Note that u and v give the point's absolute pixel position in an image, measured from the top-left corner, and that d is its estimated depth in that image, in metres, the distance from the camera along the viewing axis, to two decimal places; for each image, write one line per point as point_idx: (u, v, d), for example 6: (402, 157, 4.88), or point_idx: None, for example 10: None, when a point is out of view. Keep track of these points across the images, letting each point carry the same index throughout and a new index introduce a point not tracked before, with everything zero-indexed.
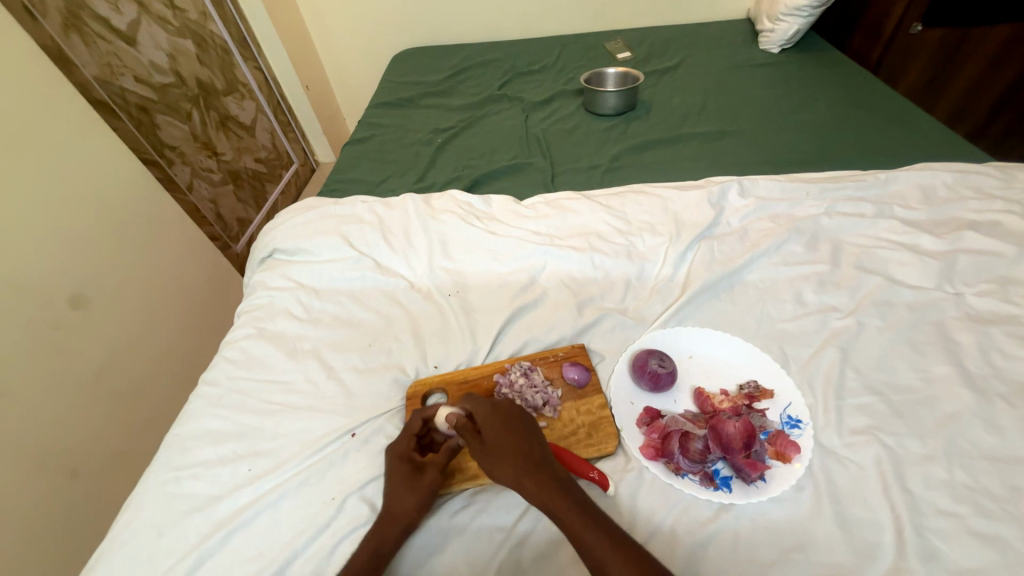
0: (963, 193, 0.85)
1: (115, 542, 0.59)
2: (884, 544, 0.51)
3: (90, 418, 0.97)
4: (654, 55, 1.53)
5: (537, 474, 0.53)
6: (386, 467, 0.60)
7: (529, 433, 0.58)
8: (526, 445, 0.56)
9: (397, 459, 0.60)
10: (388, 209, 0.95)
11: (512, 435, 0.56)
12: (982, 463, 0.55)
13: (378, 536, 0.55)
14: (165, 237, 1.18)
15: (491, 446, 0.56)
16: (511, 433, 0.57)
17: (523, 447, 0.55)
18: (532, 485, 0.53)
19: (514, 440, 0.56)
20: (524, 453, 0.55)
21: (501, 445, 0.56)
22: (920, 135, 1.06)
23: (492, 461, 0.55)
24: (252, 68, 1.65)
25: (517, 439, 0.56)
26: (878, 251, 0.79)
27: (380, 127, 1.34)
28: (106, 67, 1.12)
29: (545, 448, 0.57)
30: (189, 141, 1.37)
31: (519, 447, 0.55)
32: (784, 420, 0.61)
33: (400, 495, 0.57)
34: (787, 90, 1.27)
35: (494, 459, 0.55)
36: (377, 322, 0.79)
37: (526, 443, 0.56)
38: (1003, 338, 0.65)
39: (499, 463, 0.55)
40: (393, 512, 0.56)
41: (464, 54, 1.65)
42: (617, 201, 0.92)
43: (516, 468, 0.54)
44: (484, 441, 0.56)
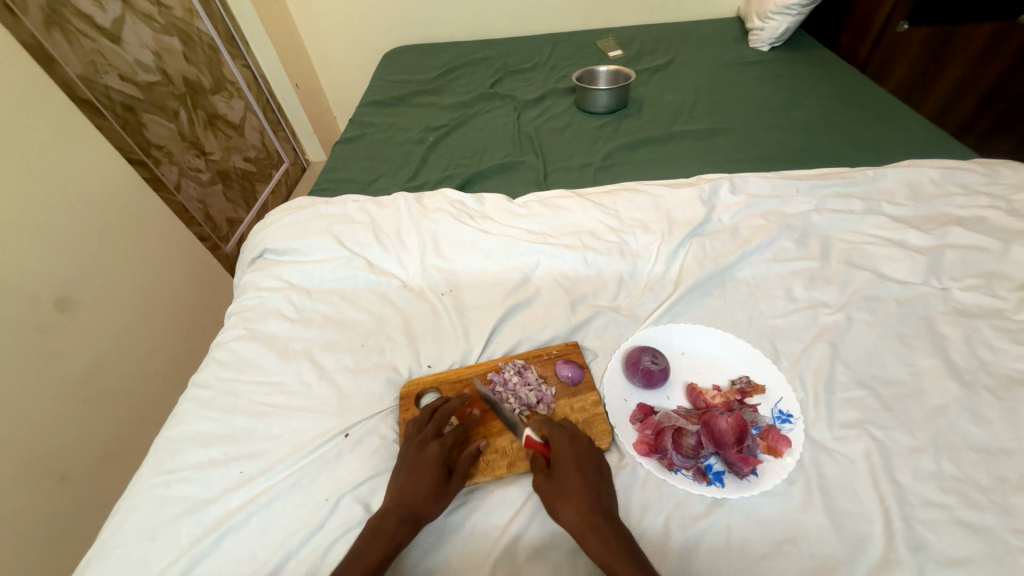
0: (949, 189, 0.87)
1: (105, 546, 0.58)
2: (874, 535, 0.51)
3: (78, 422, 0.95)
4: (645, 54, 1.53)
5: (602, 525, 0.51)
6: (416, 459, 0.58)
7: (602, 477, 0.56)
8: (599, 490, 0.54)
9: (437, 456, 0.58)
10: (380, 208, 0.94)
11: (586, 479, 0.54)
12: (969, 455, 0.56)
13: (398, 532, 0.53)
14: (152, 237, 1.16)
15: (558, 481, 0.55)
16: (585, 474, 0.55)
17: (594, 494, 0.53)
18: (596, 537, 0.50)
19: (586, 481, 0.54)
20: (596, 499, 0.53)
21: (572, 485, 0.54)
22: (906, 132, 1.07)
23: (556, 497, 0.54)
24: (240, 67, 1.62)
25: (590, 484, 0.54)
26: (866, 246, 0.80)
27: (371, 126, 1.33)
28: (90, 66, 1.10)
29: (616, 502, 0.55)
30: (177, 140, 1.36)
31: (590, 493, 0.53)
32: (776, 415, 0.62)
33: (428, 492, 0.56)
34: (776, 88, 1.28)
35: (559, 495, 0.54)
36: (370, 321, 0.79)
37: (599, 491, 0.54)
38: (989, 332, 0.66)
39: (564, 501, 0.53)
40: (416, 506, 0.55)
41: (456, 52, 1.65)
42: (609, 199, 0.92)
43: (586, 512, 0.52)
44: (554, 474, 0.55)
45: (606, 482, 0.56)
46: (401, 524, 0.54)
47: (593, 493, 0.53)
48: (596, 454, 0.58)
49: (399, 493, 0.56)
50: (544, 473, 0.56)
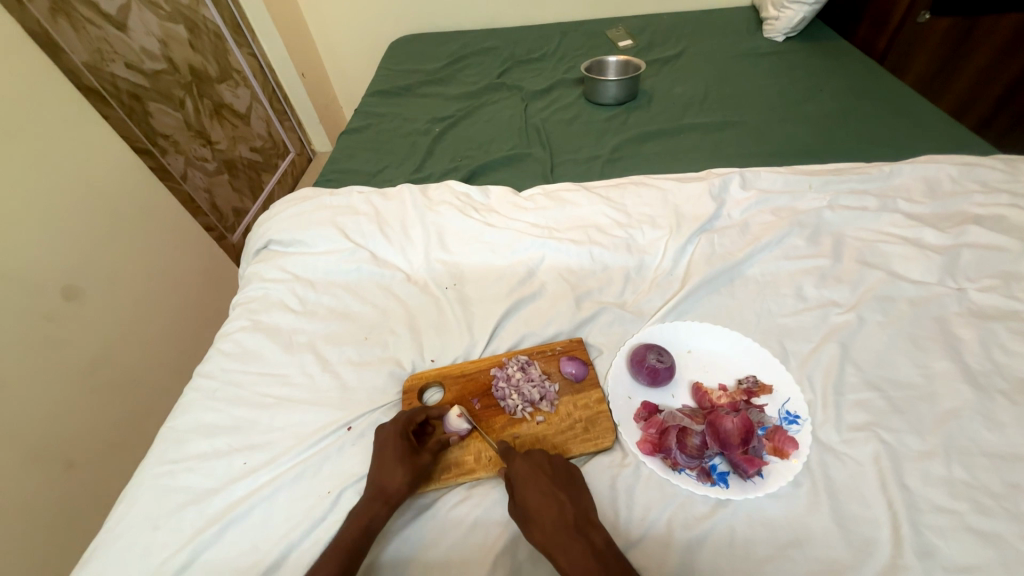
0: (968, 187, 0.84)
1: (110, 534, 0.58)
2: (881, 540, 0.50)
3: (85, 409, 0.97)
4: (656, 44, 1.50)
5: (569, 539, 0.50)
6: (378, 441, 0.60)
7: (567, 491, 0.55)
8: (563, 502, 0.53)
9: (394, 434, 0.59)
10: (384, 200, 0.93)
11: (548, 493, 0.54)
12: (981, 460, 0.54)
13: (368, 512, 0.55)
14: (156, 226, 1.16)
15: (522, 500, 0.54)
16: (546, 490, 0.54)
17: (556, 508, 0.52)
18: (562, 553, 0.49)
19: (546, 497, 0.53)
20: (558, 514, 0.52)
21: (534, 504, 0.53)
22: (925, 127, 1.04)
23: (523, 518, 0.53)
24: (245, 55, 1.61)
25: (552, 498, 0.53)
26: (880, 244, 0.78)
27: (376, 117, 1.32)
28: (96, 54, 1.09)
29: (587, 510, 0.53)
30: (183, 130, 1.35)
31: (552, 509, 0.52)
32: (783, 416, 0.61)
33: (393, 469, 0.57)
34: (791, 80, 1.25)
35: (525, 516, 0.53)
36: (373, 314, 0.79)
37: (562, 503, 0.53)
38: (1005, 334, 0.65)
39: (530, 523, 0.52)
40: (381, 485, 0.56)
41: (463, 41, 1.62)
42: (617, 193, 0.91)
43: (548, 529, 0.51)
44: (516, 495, 0.55)
45: (573, 494, 0.55)
46: (371, 502, 0.55)
47: (555, 509, 0.52)
48: (559, 467, 0.57)
49: (370, 477, 0.57)
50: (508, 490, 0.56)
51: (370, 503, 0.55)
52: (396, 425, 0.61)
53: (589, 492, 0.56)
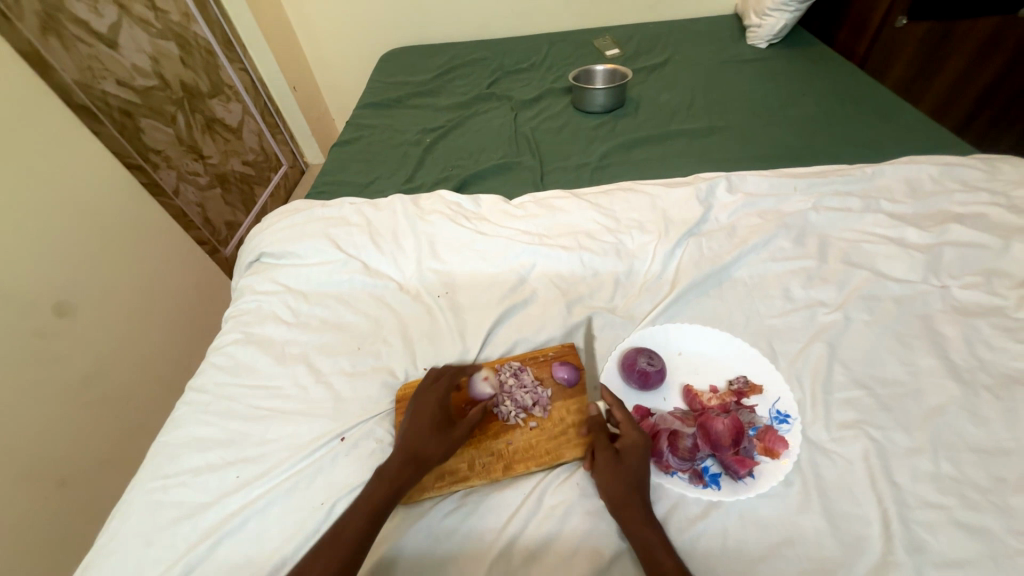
0: (948, 186, 0.86)
1: (101, 552, 0.58)
2: (872, 537, 0.51)
3: (77, 426, 0.96)
4: (642, 52, 1.53)
5: (636, 509, 0.53)
6: (416, 407, 0.63)
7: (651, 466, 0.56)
8: (631, 472, 0.55)
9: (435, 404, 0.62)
10: (376, 211, 0.94)
11: (610, 467, 0.56)
12: (968, 455, 0.55)
13: (400, 474, 0.57)
14: (148, 241, 1.16)
15: (611, 461, 0.56)
16: (638, 462, 0.55)
17: (617, 482, 0.54)
18: (624, 514, 0.53)
19: (635, 467, 0.55)
20: (626, 486, 0.54)
21: (623, 466, 0.55)
22: (906, 128, 1.06)
23: (600, 476, 0.56)
24: (237, 70, 1.63)
25: (638, 470, 0.55)
26: (864, 244, 0.79)
27: (368, 128, 1.33)
28: (87, 71, 1.10)
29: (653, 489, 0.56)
30: (174, 144, 1.36)
31: (614, 481, 0.55)
32: (773, 416, 0.61)
33: (430, 439, 0.59)
34: (774, 85, 1.27)
35: (603, 472, 0.56)
36: (366, 324, 0.79)
37: (623, 478, 0.54)
38: (989, 330, 0.66)
39: (607, 479, 0.55)
40: (417, 449, 0.59)
41: (453, 53, 1.64)
42: (605, 199, 0.92)
43: (610, 493, 0.55)
44: (609, 453, 0.57)
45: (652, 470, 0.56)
46: (403, 467, 0.57)
47: (620, 479, 0.54)
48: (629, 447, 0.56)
49: (404, 440, 0.60)
50: (601, 448, 0.58)
51: (400, 468, 0.58)
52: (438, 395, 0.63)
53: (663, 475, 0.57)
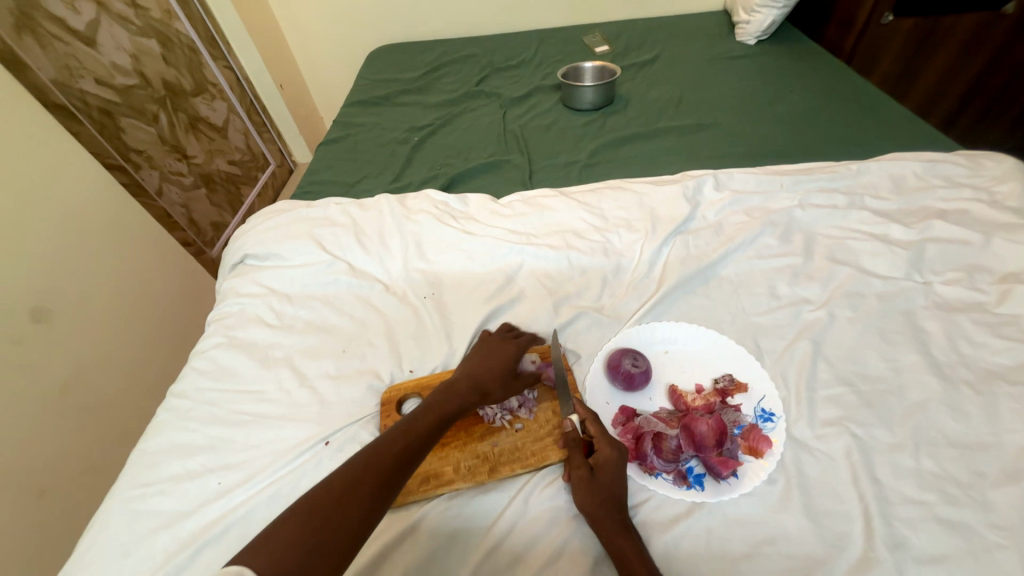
0: (932, 182, 0.86)
1: (79, 563, 0.57)
2: (853, 534, 0.51)
3: (58, 432, 0.94)
4: (632, 49, 1.53)
5: (612, 523, 0.52)
6: (491, 350, 0.67)
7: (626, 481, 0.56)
8: (607, 491, 0.54)
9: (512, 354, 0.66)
10: (362, 210, 0.93)
11: (587, 487, 0.55)
12: (948, 451, 0.56)
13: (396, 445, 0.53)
14: (129, 243, 1.14)
15: (588, 475, 0.55)
16: (611, 477, 0.55)
17: (594, 502, 0.54)
18: (601, 528, 0.52)
19: (609, 483, 0.54)
20: (600, 501, 0.53)
21: (599, 481, 0.55)
22: (891, 124, 1.07)
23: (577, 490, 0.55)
24: (221, 68, 1.60)
25: (612, 486, 0.54)
26: (849, 241, 0.79)
27: (355, 127, 1.32)
28: (64, 70, 1.08)
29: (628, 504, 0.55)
30: (157, 144, 1.34)
31: (592, 501, 0.54)
32: (758, 414, 0.61)
33: (497, 379, 0.63)
34: (762, 82, 1.28)
35: (579, 486, 0.55)
36: (352, 326, 0.78)
37: (600, 499, 0.54)
38: (970, 325, 0.66)
39: (583, 493, 0.54)
40: (482, 383, 0.62)
41: (442, 50, 1.63)
42: (593, 197, 0.92)
43: (587, 512, 0.54)
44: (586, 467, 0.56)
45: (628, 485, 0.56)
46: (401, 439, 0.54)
47: (597, 498, 0.54)
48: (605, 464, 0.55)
49: (471, 375, 0.63)
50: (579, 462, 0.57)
51: (458, 400, 0.60)
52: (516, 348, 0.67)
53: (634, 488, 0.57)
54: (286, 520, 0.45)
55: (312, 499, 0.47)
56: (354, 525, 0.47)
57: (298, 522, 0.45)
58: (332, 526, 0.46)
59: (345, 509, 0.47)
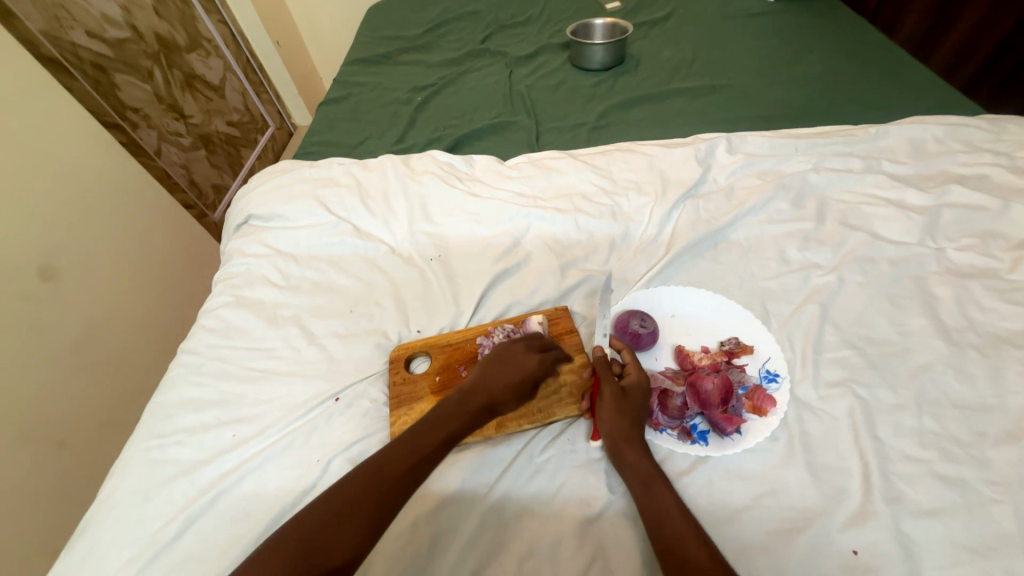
0: (952, 147, 0.84)
1: (101, 508, 0.59)
2: (852, 488, 0.53)
3: (71, 390, 0.96)
4: (644, 6, 1.45)
5: (635, 442, 0.55)
6: (499, 356, 0.62)
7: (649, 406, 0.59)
8: (635, 413, 0.57)
9: (536, 362, 0.62)
10: (366, 171, 0.92)
11: (618, 419, 0.57)
12: (950, 411, 0.56)
13: (400, 458, 0.52)
14: (129, 204, 1.12)
15: (618, 400, 0.58)
16: (637, 402, 0.58)
17: (623, 434, 0.56)
18: (626, 447, 0.55)
19: (634, 406, 0.58)
20: (624, 420, 0.57)
21: (627, 407, 0.58)
22: (913, 87, 1.03)
23: (606, 411, 0.58)
24: (216, 22, 1.54)
25: (636, 411, 0.58)
26: (863, 206, 0.78)
27: (356, 86, 1.28)
28: (54, 21, 1.02)
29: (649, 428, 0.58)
30: (153, 103, 1.30)
31: (620, 432, 0.56)
32: (763, 375, 0.62)
33: (515, 391, 0.59)
34: (780, 41, 1.22)
35: (608, 409, 0.58)
36: (358, 287, 0.78)
37: (628, 431, 0.56)
38: (980, 291, 0.66)
39: (608, 418, 0.58)
40: (493, 396, 0.58)
41: (445, 5, 1.55)
42: (602, 159, 0.90)
43: (614, 433, 0.56)
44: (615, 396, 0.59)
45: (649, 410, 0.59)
46: (405, 448, 0.53)
47: (627, 421, 0.57)
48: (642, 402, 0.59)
49: (483, 386, 0.59)
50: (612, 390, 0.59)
51: (467, 416, 0.56)
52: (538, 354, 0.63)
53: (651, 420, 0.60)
54: (280, 543, 0.45)
55: (310, 520, 0.47)
56: (352, 550, 0.45)
57: (294, 545, 0.45)
58: (324, 548, 0.45)
59: (342, 530, 0.46)
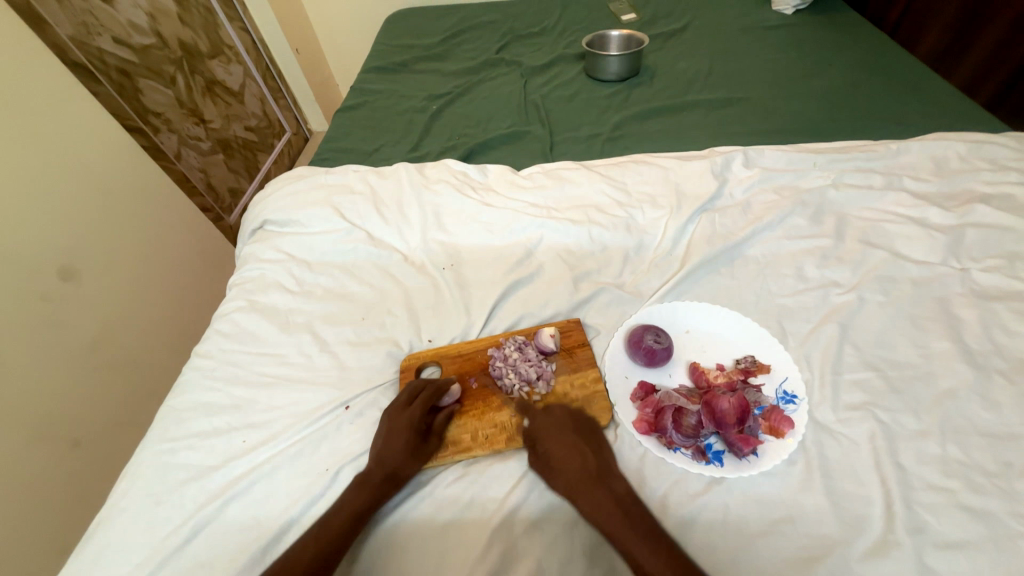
0: (976, 164, 0.82)
1: (112, 510, 0.59)
2: (873, 517, 0.51)
3: (87, 388, 0.97)
4: (660, 17, 1.46)
5: (593, 488, 0.54)
6: (387, 428, 0.60)
7: (592, 442, 0.59)
8: (579, 456, 0.57)
9: (411, 420, 0.60)
10: (380, 179, 0.92)
11: (570, 445, 0.58)
12: (976, 439, 0.55)
13: (305, 551, 0.52)
14: (150, 207, 1.15)
15: (553, 447, 0.58)
16: (573, 442, 0.58)
17: (580, 459, 0.56)
18: (585, 498, 0.53)
19: (573, 446, 0.57)
20: (574, 466, 0.56)
21: (563, 452, 0.57)
22: (934, 102, 1.01)
23: (551, 457, 0.57)
24: (237, 30, 1.57)
25: (578, 449, 0.57)
26: (884, 224, 0.76)
27: (372, 93, 1.29)
28: (82, 27, 1.05)
29: (610, 462, 0.57)
30: (174, 107, 1.32)
31: (578, 456, 0.56)
32: (780, 396, 0.61)
33: (407, 455, 0.58)
34: (797, 55, 1.21)
35: (553, 458, 0.57)
36: (370, 295, 0.78)
37: (585, 455, 0.57)
38: (1007, 314, 0.64)
39: (557, 469, 0.56)
40: (392, 469, 0.57)
41: (462, 15, 1.57)
42: (617, 171, 0.89)
43: (569, 481, 0.55)
44: (548, 444, 0.58)
45: (596, 445, 0.58)
46: (309, 544, 0.53)
47: (578, 464, 0.56)
48: (582, 422, 0.61)
49: (379, 460, 0.58)
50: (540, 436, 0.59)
51: (367, 491, 0.56)
52: (408, 409, 0.61)
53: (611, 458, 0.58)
54: None
55: None
56: None
57: None
58: None
59: None
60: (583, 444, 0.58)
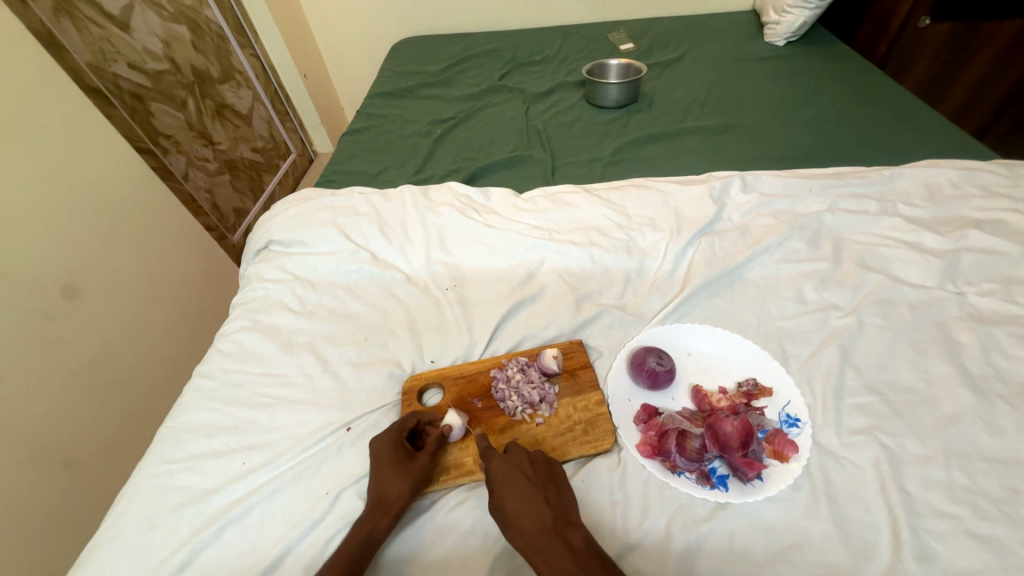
0: (968, 191, 0.84)
1: (107, 535, 0.58)
2: (880, 545, 0.50)
3: (85, 408, 0.97)
4: (657, 47, 1.51)
5: (548, 542, 0.49)
6: (377, 456, 0.59)
7: (547, 488, 0.54)
8: (532, 507, 0.52)
9: (389, 442, 0.59)
10: (385, 201, 0.94)
11: (525, 494, 0.53)
12: (981, 465, 0.54)
13: None
14: (155, 227, 1.16)
15: (506, 498, 0.53)
16: (525, 493, 0.53)
17: (534, 509, 0.52)
18: (540, 556, 0.48)
19: (525, 498, 0.53)
20: (528, 519, 0.51)
21: (514, 507, 0.52)
22: (925, 130, 1.04)
23: (505, 510, 0.53)
24: (247, 56, 1.62)
25: (530, 500, 0.52)
26: (881, 248, 0.78)
27: (378, 118, 1.33)
28: (99, 53, 1.09)
29: (566, 509, 0.53)
30: (185, 130, 1.36)
31: (530, 507, 0.52)
32: (783, 419, 0.61)
33: (392, 478, 0.57)
34: (790, 84, 1.25)
35: (507, 511, 0.52)
36: (374, 315, 0.79)
37: (539, 504, 0.52)
38: (1005, 339, 0.64)
39: (510, 527, 0.51)
40: (388, 495, 0.56)
41: (466, 44, 1.62)
42: (617, 195, 0.91)
43: (525, 538, 0.50)
44: (501, 498, 0.53)
45: (551, 492, 0.54)
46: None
47: (531, 515, 0.51)
48: (538, 462, 0.57)
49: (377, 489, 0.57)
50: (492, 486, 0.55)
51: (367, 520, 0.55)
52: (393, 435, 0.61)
53: (569, 499, 0.54)
54: None
55: None
56: None
57: None
58: None
59: None
60: (536, 491, 0.53)
